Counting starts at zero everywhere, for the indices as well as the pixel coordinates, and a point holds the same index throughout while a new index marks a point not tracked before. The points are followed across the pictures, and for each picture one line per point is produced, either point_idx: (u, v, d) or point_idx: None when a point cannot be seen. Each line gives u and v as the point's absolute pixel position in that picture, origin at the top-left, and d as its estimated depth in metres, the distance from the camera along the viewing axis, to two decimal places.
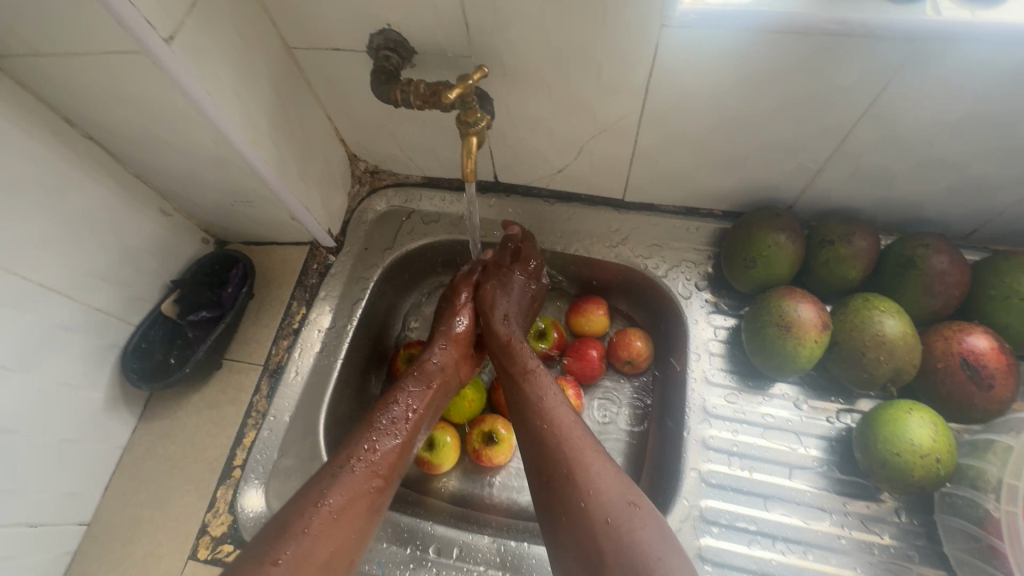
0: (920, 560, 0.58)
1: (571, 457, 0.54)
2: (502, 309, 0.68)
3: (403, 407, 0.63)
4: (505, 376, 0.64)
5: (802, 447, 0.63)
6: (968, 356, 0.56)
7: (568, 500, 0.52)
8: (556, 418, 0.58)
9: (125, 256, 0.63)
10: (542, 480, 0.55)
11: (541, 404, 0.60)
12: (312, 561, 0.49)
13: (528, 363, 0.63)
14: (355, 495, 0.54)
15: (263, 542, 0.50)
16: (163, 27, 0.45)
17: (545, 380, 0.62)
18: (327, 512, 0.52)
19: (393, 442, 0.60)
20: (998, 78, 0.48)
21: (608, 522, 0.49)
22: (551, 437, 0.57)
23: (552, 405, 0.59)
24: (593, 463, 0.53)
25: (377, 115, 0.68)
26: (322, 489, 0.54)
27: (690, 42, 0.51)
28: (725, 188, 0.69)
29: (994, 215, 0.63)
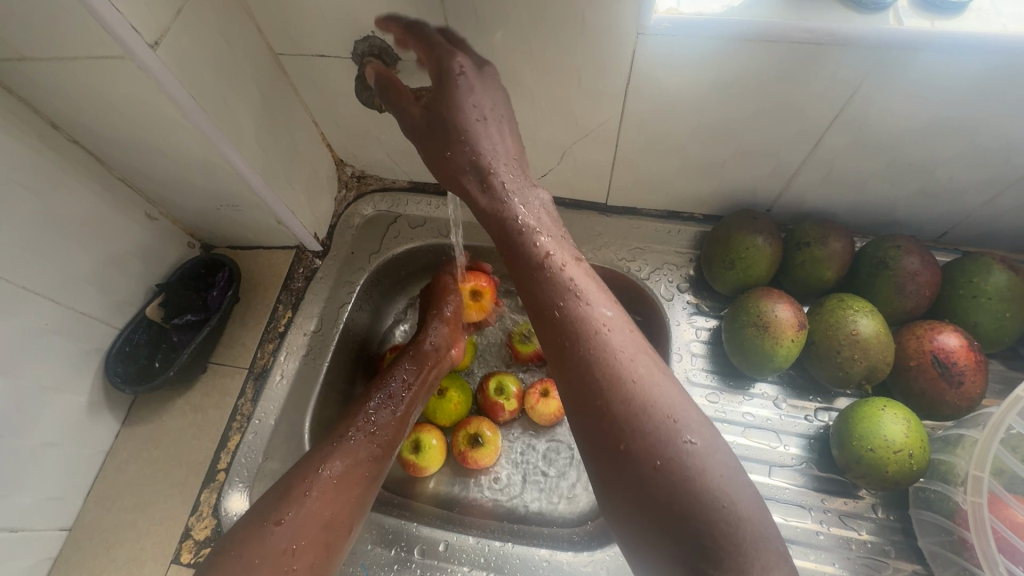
0: (896, 554, 0.59)
1: (606, 386, 0.43)
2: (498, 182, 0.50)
3: (399, 382, 0.66)
4: (520, 276, 0.50)
5: (782, 446, 0.64)
6: (939, 353, 0.58)
7: (601, 433, 0.43)
8: (587, 331, 0.45)
9: (110, 260, 0.63)
10: (573, 406, 0.45)
11: (566, 312, 0.46)
12: (313, 522, 0.52)
13: (545, 255, 0.48)
14: (354, 461, 0.57)
15: (268, 504, 0.53)
16: (148, 33, 0.46)
17: (568, 276, 0.48)
18: (328, 477, 0.55)
19: (391, 415, 0.63)
20: (960, 85, 0.50)
21: (659, 465, 0.40)
22: (581, 356, 0.45)
23: (576, 314, 0.46)
24: (634, 390, 0.43)
25: (363, 121, 0.69)
26: (319, 458, 0.56)
27: (663, 49, 0.52)
28: (706, 192, 0.71)
29: (963, 218, 0.65)
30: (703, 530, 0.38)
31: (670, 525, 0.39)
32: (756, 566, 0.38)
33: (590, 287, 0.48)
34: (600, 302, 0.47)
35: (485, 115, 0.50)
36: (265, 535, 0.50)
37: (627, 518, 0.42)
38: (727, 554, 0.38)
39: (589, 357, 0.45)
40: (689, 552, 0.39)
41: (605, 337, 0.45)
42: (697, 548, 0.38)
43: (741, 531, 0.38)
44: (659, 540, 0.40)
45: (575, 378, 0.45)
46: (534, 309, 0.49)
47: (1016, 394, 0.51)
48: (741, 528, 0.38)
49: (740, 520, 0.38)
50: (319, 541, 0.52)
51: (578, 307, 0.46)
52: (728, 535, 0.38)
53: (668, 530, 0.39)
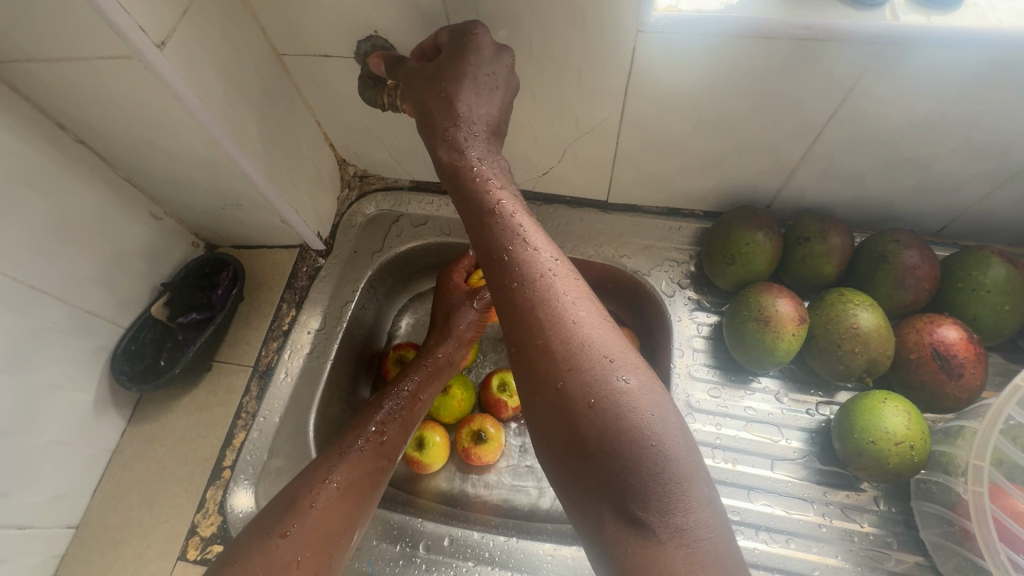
0: (899, 546, 0.59)
1: (548, 327, 0.43)
2: (452, 123, 0.49)
3: (407, 392, 0.65)
4: (467, 218, 0.49)
5: (784, 440, 0.65)
6: (939, 346, 0.59)
7: (538, 373, 0.42)
8: (530, 273, 0.45)
9: (115, 260, 0.64)
10: (512, 349, 0.45)
11: (511, 254, 0.46)
12: (317, 534, 0.51)
13: (493, 198, 0.48)
14: (359, 473, 0.57)
15: (274, 514, 0.52)
16: (155, 34, 0.46)
17: (516, 221, 0.47)
18: (333, 489, 0.54)
19: (397, 426, 0.62)
20: (957, 79, 0.51)
21: (594, 404, 0.40)
22: (523, 297, 0.44)
23: (521, 257, 0.45)
24: (575, 332, 0.42)
25: (365, 120, 0.70)
26: (326, 468, 0.56)
27: (662, 47, 0.53)
28: (706, 189, 0.72)
29: (961, 212, 0.66)
30: (630, 468, 0.38)
31: (600, 465, 0.39)
32: (681, 505, 0.37)
33: (538, 233, 0.47)
34: (546, 245, 0.46)
35: (469, 69, 0.49)
36: (270, 548, 0.49)
37: (558, 461, 0.42)
38: (654, 491, 0.38)
39: (534, 299, 0.44)
40: (616, 492, 0.38)
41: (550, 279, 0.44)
42: (625, 488, 0.38)
43: (670, 471, 0.38)
44: (588, 482, 0.40)
45: (517, 320, 0.44)
46: (481, 253, 0.47)
47: (1015, 385, 0.50)
48: (668, 468, 0.38)
49: (669, 461, 0.38)
50: (323, 552, 0.51)
51: (525, 250, 0.46)
52: (655, 473, 0.38)
53: (598, 470, 0.39)
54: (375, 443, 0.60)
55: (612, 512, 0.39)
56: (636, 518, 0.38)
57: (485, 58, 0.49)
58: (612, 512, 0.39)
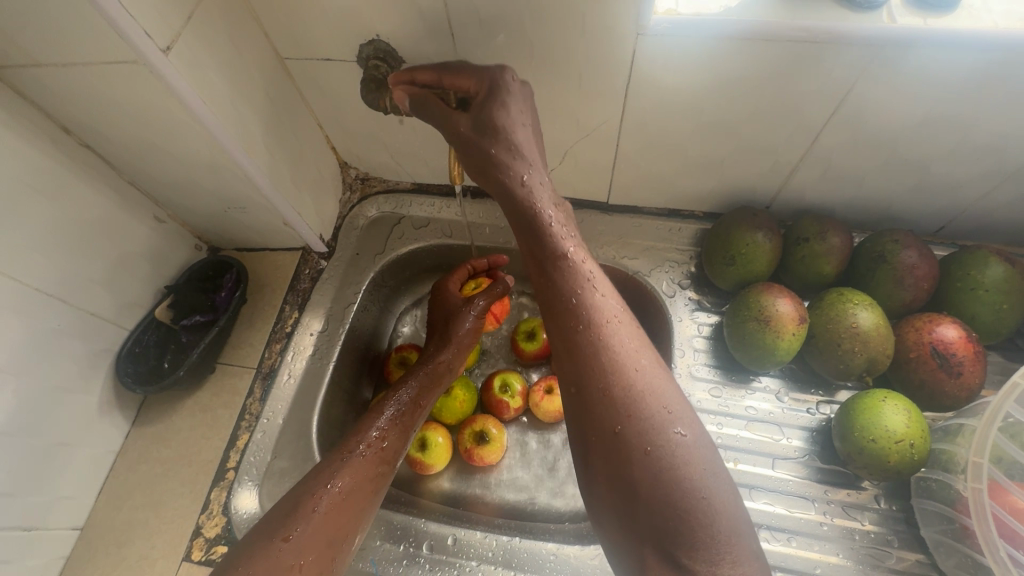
0: (899, 544, 0.59)
1: (610, 372, 0.46)
2: (523, 168, 0.52)
3: (406, 397, 0.64)
4: (536, 260, 0.52)
5: (785, 439, 0.65)
6: (938, 345, 0.59)
7: (596, 416, 0.45)
8: (595, 319, 0.48)
9: (120, 262, 0.64)
10: (571, 389, 0.47)
11: (577, 299, 0.49)
12: (319, 539, 0.50)
13: (563, 244, 0.51)
14: (361, 478, 0.55)
15: (274, 519, 0.51)
16: (160, 38, 0.47)
17: (584, 268, 0.51)
18: (335, 494, 0.53)
19: (396, 431, 0.61)
20: (954, 80, 0.51)
21: (650, 451, 0.42)
22: (586, 341, 0.47)
23: (587, 302, 0.48)
24: (636, 380, 0.45)
25: (367, 123, 0.70)
26: (327, 473, 0.55)
27: (663, 49, 0.53)
28: (706, 190, 0.72)
29: (959, 212, 0.66)
30: (681, 518, 0.40)
31: (649, 509, 0.41)
32: (728, 558, 0.39)
33: (603, 282, 0.51)
34: (611, 295, 0.50)
35: (518, 115, 0.52)
36: (272, 552, 0.48)
37: (604, 499, 0.44)
38: (702, 541, 0.40)
39: (597, 343, 0.47)
40: (663, 536, 0.40)
41: (614, 326, 0.47)
42: (673, 533, 0.40)
43: (717, 521, 0.40)
44: (636, 524, 0.42)
45: (580, 363, 0.47)
46: (546, 293, 0.50)
47: (1014, 381, 0.51)
48: (716, 519, 0.40)
49: (717, 512, 0.41)
50: (324, 557, 0.50)
51: (592, 296, 0.49)
52: (704, 525, 0.40)
53: (647, 514, 0.41)
54: (376, 448, 0.58)
55: (656, 556, 0.41)
56: (681, 564, 0.39)
57: (521, 102, 0.52)
58: (656, 555, 0.41)
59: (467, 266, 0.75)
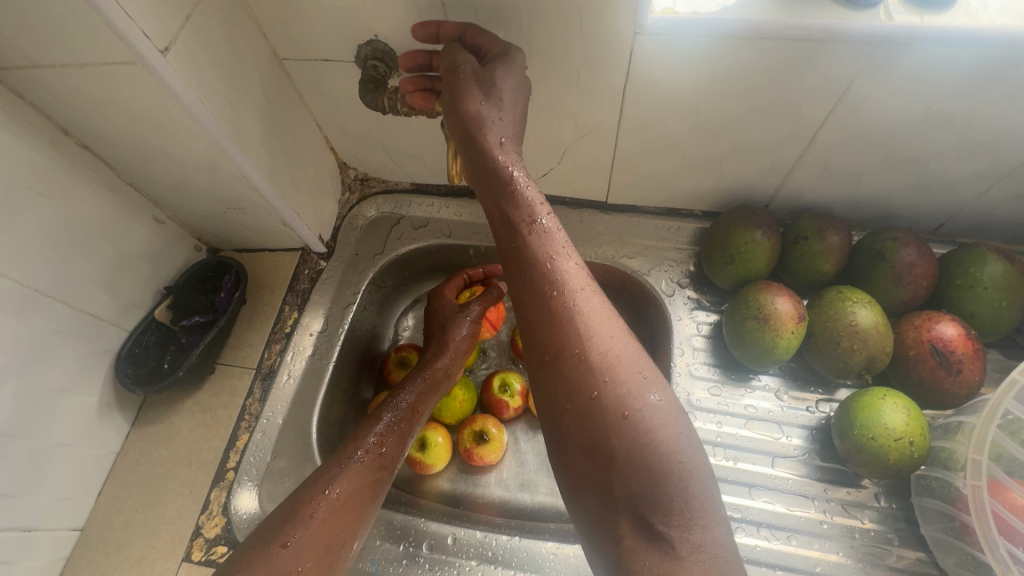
0: (900, 542, 0.59)
1: (584, 338, 0.45)
2: (496, 133, 0.51)
3: (404, 403, 0.64)
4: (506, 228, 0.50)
5: (784, 437, 0.65)
6: (937, 343, 0.59)
7: (571, 384, 0.45)
8: (570, 286, 0.47)
9: (119, 263, 0.64)
10: (545, 357, 0.47)
11: (551, 267, 0.48)
12: (317, 545, 0.50)
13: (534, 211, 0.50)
14: (360, 483, 0.56)
15: (273, 524, 0.51)
16: (159, 39, 0.47)
17: (556, 235, 0.49)
18: (334, 499, 0.53)
19: (395, 438, 0.61)
20: (952, 77, 0.51)
21: (626, 416, 0.42)
22: (561, 309, 0.46)
23: (561, 269, 0.47)
24: (610, 347, 0.45)
25: (366, 124, 0.71)
26: (325, 479, 0.55)
27: (660, 48, 0.53)
28: (705, 189, 0.72)
29: (958, 210, 0.66)
30: (658, 483, 0.40)
31: (625, 474, 0.41)
32: (700, 522, 0.40)
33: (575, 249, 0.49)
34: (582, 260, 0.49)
35: (500, 83, 0.52)
36: (271, 558, 0.48)
37: (580, 470, 0.44)
38: (678, 506, 0.40)
39: (569, 311, 0.46)
40: (638, 502, 0.41)
41: (587, 294, 0.46)
42: (648, 498, 0.40)
43: (693, 484, 0.41)
44: (611, 491, 0.42)
45: (552, 331, 0.46)
46: (519, 261, 0.49)
47: (1013, 378, 0.51)
48: (692, 484, 0.41)
49: (692, 475, 0.41)
50: (323, 562, 0.50)
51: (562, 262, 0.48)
52: (681, 489, 0.40)
53: (622, 481, 0.41)
54: (374, 454, 0.58)
55: (631, 521, 0.41)
56: (655, 529, 0.40)
57: (509, 74, 0.52)
58: (630, 520, 0.41)
59: (461, 274, 0.77)
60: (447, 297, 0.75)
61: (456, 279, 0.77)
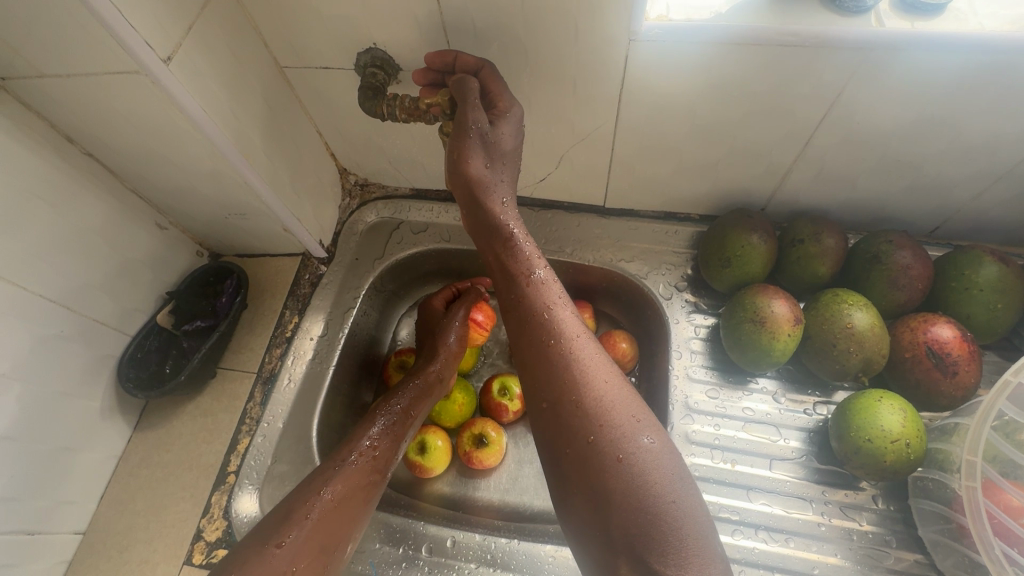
0: (898, 544, 0.59)
1: (580, 386, 0.49)
2: (499, 194, 0.56)
3: (397, 408, 0.64)
4: (508, 280, 0.56)
5: (782, 439, 0.65)
6: (933, 345, 0.59)
7: (570, 428, 0.48)
8: (565, 335, 0.51)
9: (122, 269, 0.65)
10: (544, 404, 0.50)
11: (548, 317, 0.52)
12: (311, 546, 0.50)
13: (531, 266, 0.55)
14: (353, 485, 0.56)
15: (268, 526, 0.51)
16: (161, 49, 0.48)
17: (553, 288, 0.54)
18: (328, 501, 0.53)
19: (388, 442, 0.61)
20: (943, 82, 0.52)
21: (622, 459, 0.45)
22: (557, 356, 0.51)
23: (558, 319, 0.52)
24: (604, 393, 0.48)
25: (366, 130, 0.71)
26: (320, 481, 0.55)
27: (655, 54, 0.54)
28: (701, 193, 0.73)
29: (953, 213, 0.67)
30: (654, 524, 0.43)
31: (621, 515, 0.43)
32: (696, 561, 0.42)
33: (569, 301, 0.54)
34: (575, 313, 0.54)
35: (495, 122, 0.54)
36: (265, 557, 0.48)
37: (580, 509, 0.46)
38: (674, 545, 0.42)
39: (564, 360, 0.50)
40: (635, 542, 0.43)
41: (582, 341, 0.51)
42: (646, 539, 0.42)
43: (687, 525, 0.43)
44: (610, 534, 0.44)
45: (549, 378, 0.50)
46: (519, 312, 0.54)
47: (1006, 378, 0.51)
48: (686, 524, 0.43)
49: (686, 516, 0.43)
50: (316, 563, 0.50)
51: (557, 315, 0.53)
52: (676, 529, 0.43)
53: (620, 522, 0.43)
54: (367, 457, 0.59)
55: (629, 561, 0.43)
56: (654, 568, 0.42)
57: (506, 118, 0.55)
58: (629, 562, 0.43)
59: (450, 287, 0.79)
60: (437, 306, 0.76)
61: (439, 295, 0.78)
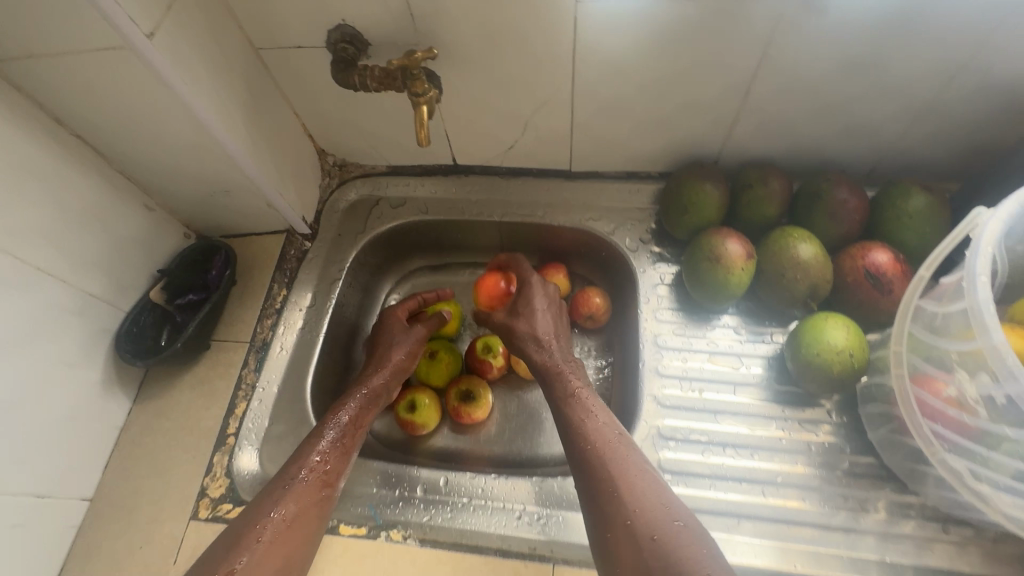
0: (852, 450, 0.65)
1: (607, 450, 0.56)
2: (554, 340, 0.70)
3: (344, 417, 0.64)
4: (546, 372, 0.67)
5: (744, 367, 0.71)
6: (871, 268, 0.65)
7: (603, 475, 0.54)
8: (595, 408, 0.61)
9: (114, 247, 0.68)
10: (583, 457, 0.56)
11: (588, 424, 0.59)
12: (266, 565, 0.51)
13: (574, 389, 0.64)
14: (305, 501, 0.56)
15: (221, 549, 0.52)
16: (144, 24, 0.52)
17: (591, 403, 0.62)
18: (278, 522, 0.54)
19: (337, 450, 0.61)
20: (858, 25, 0.58)
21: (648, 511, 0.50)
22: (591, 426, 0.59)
23: (602, 431, 0.58)
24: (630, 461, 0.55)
25: (341, 109, 0.76)
26: (269, 501, 0.55)
27: (601, 14, 0.59)
28: (658, 151, 0.78)
29: (884, 153, 0.73)
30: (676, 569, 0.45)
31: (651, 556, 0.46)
32: None
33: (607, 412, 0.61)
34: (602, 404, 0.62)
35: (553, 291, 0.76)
36: None
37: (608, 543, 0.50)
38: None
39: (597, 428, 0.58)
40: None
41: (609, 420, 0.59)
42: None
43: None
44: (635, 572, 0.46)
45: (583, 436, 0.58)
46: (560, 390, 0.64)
47: (917, 275, 0.54)
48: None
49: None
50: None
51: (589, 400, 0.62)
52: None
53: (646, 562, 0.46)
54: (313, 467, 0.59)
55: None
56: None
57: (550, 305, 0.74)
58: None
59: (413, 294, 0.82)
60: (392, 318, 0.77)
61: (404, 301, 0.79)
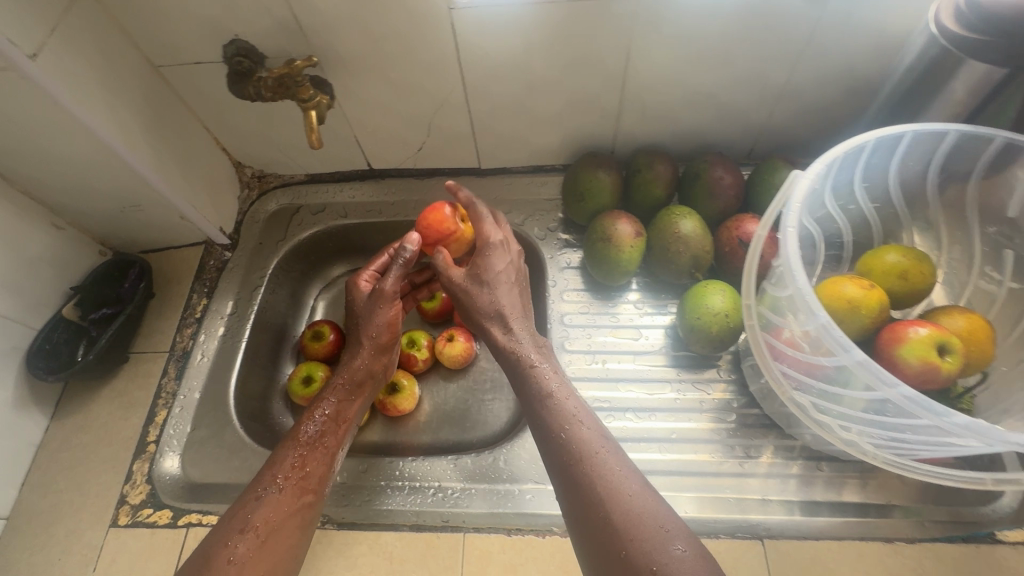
0: (739, 404, 0.71)
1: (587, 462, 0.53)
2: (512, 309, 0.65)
3: (319, 415, 0.62)
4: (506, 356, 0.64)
5: (644, 338, 0.76)
6: (744, 237, 0.72)
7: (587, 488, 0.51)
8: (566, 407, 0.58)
9: (21, 266, 0.69)
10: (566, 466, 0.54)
11: (572, 433, 0.55)
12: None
13: (548, 385, 0.60)
14: (282, 513, 0.56)
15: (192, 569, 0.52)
16: (26, 46, 0.54)
17: (568, 404, 0.58)
18: (252, 543, 0.53)
19: (316, 453, 0.60)
20: (704, 20, 0.65)
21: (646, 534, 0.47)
22: (569, 431, 0.56)
23: (584, 438, 0.55)
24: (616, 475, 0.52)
25: (249, 121, 0.79)
26: (243, 516, 0.55)
27: (475, 19, 0.65)
28: (557, 144, 0.84)
29: (757, 134, 0.81)
30: None
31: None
32: None
33: (588, 414, 0.58)
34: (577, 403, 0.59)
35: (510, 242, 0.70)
36: None
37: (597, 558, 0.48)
38: None
39: (576, 439, 0.55)
40: None
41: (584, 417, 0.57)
42: None
43: None
44: None
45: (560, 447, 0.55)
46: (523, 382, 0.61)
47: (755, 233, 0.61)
48: None
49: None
50: None
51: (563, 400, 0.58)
52: None
53: None
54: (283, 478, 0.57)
55: None
56: None
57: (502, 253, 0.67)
58: None
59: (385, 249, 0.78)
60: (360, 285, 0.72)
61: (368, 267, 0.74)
